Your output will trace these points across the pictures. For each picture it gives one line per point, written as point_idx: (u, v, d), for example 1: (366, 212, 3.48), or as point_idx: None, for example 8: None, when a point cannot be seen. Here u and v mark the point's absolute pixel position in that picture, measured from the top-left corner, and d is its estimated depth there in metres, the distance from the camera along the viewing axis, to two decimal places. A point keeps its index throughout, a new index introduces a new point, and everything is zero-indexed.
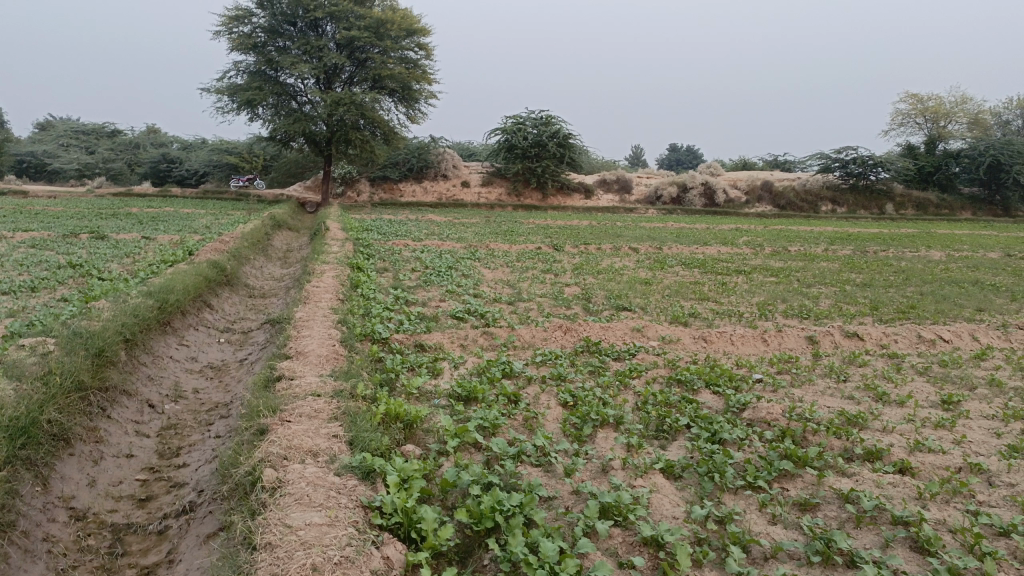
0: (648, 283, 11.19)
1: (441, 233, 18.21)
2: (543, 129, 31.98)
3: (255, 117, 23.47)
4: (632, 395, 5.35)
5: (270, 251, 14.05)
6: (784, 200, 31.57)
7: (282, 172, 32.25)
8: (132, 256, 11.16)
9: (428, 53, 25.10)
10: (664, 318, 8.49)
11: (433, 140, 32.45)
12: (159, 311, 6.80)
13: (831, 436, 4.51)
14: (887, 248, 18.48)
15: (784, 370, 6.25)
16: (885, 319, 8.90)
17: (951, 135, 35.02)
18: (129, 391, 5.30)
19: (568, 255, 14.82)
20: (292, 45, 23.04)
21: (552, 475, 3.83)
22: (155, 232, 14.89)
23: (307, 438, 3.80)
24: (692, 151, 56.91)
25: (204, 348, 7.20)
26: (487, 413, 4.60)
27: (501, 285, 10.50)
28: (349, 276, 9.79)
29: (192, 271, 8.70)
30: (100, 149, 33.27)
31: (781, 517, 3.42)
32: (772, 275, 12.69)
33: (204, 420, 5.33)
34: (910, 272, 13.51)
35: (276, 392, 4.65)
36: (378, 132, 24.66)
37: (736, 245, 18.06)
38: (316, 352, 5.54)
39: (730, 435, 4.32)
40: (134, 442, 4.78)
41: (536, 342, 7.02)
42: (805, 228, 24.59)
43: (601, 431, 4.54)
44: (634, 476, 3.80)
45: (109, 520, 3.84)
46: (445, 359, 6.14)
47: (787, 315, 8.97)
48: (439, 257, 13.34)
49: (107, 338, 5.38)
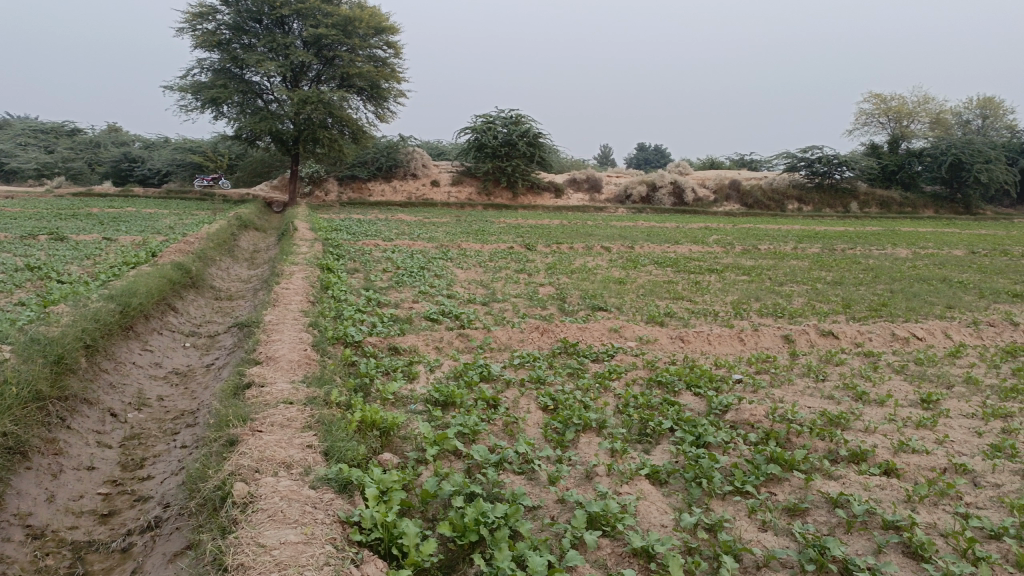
0: (622, 282, 11.13)
1: (411, 233, 18.02)
2: (512, 128, 31.86)
3: (219, 115, 23.01)
4: (613, 397, 5.26)
5: (237, 252, 13.73)
6: (751, 198, 31.87)
7: (248, 172, 31.70)
8: (93, 258, 10.80)
9: (396, 51, 24.84)
10: (640, 318, 8.41)
11: (402, 139, 32.16)
12: (122, 315, 6.55)
13: (816, 437, 4.46)
14: (854, 246, 18.70)
15: (763, 369, 6.20)
16: (859, 317, 8.94)
17: (913, 135, 35.63)
18: (90, 400, 5.08)
19: (540, 255, 14.72)
20: (257, 43, 22.61)
21: (536, 483, 3.70)
22: (117, 233, 14.49)
23: (279, 448, 3.63)
24: (660, 151, 57.26)
25: (168, 353, 6.97)
26: (466, 418, 4.47)
27: (475, 286, 10.37)
28: (319, 277, 9.56)
29: (156, 273, 8.44)
30: (58, 148, 32.42)
31: (771, 523, 3.33)
32: (744, 273, 12.74)
33: (169, 429, 5.12)
34: (879, 270, 13.66)
35: (245, 400, 4.46)
36: (347, 131, 24.35)
37: (707, 244, 18.13)
38: (287, 357, 5.35)
39: (714, 437, 4.24)
40: (96, 454, 4.57)
41: (513, 344, 6.90)
42: (773, 227, 24.81)
43: (584, 436, 4.43)
44: (620, 482, 3.70)
45: (69, 538, 3.63)
46: (420, 362, 5.99)
47: (762, 313, 8.96)
48: (410, 257, 13.16)
49: (66, 344, 5.15)
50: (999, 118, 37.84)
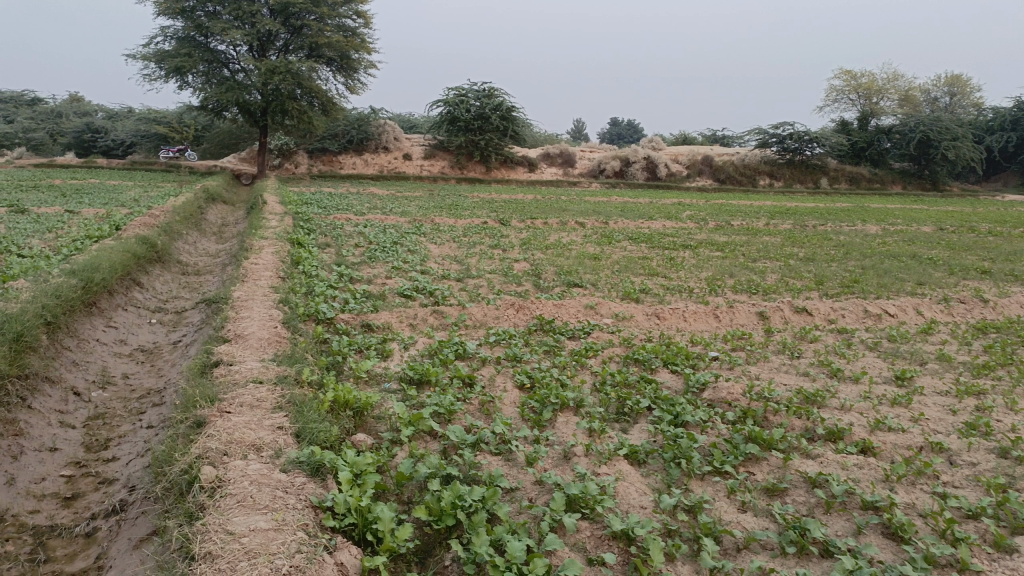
0: (597, 258, 11.08)
1: (383, 207, 17.77)
2: (485, 101, 31.52)
3: (184, 85, 22.43)
4: (589, 375, 5.21)
5: (204, 225, 13.43)
6: (723, 173, 31.99)
7: (215, 143, 31.05)
8: (54, 231, 10.48)
9: (367, 21, 24.35)
10: (616, 294, 8.36)
11: (374, 111, 31.67)
12: (84, 291, 6.33)
13: (794, 415, 4.46)
14: (825, 222, 18.84)
15: (739, 347, 6.19)
16: (832, 293, 8.99)
17: (883, 112, 35.93)
18: (51, 379, 4.89)
19: (514, 230, 14.61)
20: (223, 10, 22.00)
21: (513, 465, 3.64)
22: (79, 206, 14.08)
23: (248, 430, 3.51)
24: (633, 126, 57.20)
25: (134, 330, 6.77)
26: (442, 398, 4.38)
27: (449, 262, 10.24)
28: (289, 252, 9.37)
29: (119, 248, 8.19)
30: (18, 118, 31.42)
31: (751, 503, 3.31)
32: (718, 249, 12.76)
33: (135, 409, 4.95)
34: (850, 246, 13.76)
35: (214, 380, 4.33)
36: (316, 102, 23.88)
37: (680, 220, 18.14)
38: (257, 334, 5.21)
39: (692, 416, 4.21)
40: (58, 434, 4.39)
41: (488, 321, 6.82)
42: (746, 203, 24.92)
43: (562, 415, 4.37)
44: (598, 463, 3.65)
45: (30, 522, 3.47)
46: (394, 339, 5.89)
47: (736, 290, 8.96)
48: (383, 232, 12.98)
49: (26, 321, 4.95)
50: (966, 96, 38.29)
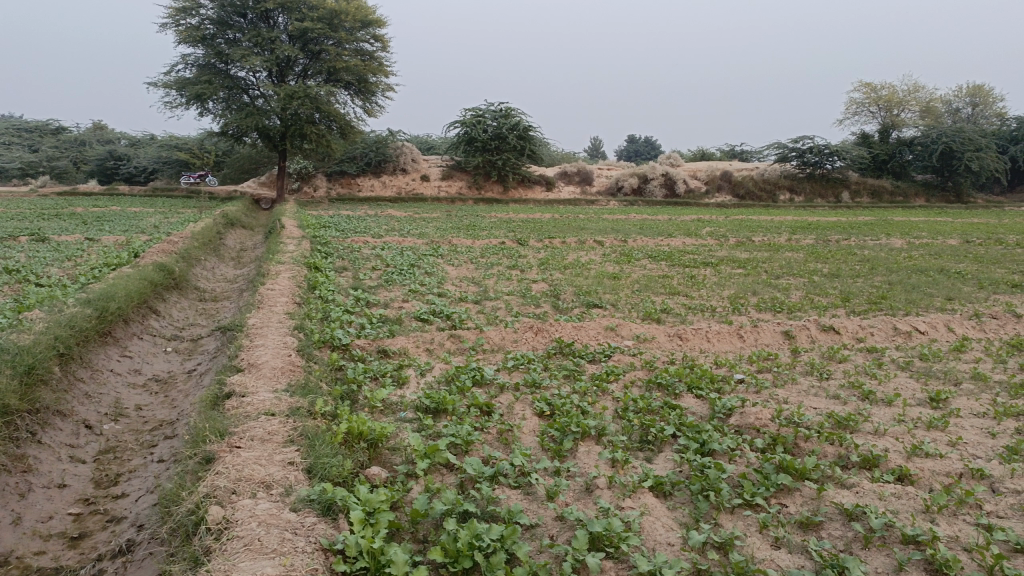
0: (616, 277, 10.92)
1: (401, 229, 17.75)
2: (502, 121, 31.57)
3: (205, 112, 22.67)
4: (611, 401, 5.05)
5: (223, 250, 13.46)
6: (743, 189, 31.73)
7: (235, 168, 31.35)
8: (74, 259, 10.53)
9: (384, 44, 24.52)
10: (636, 315, 8.20)
11: (391, 134, 31.85)
12: (99, 321, 6.29)
13: (826, 441, 4.27)
14: (849, 237, 18.56)
15: (765, 368, 6.01)
16: (859, 311, 8.76)
17: (904, 124, 35.56)
18: (63, 412, 4.83)
19: (533, 250, 14.51)
20: (242, 37, 22.25)
21: (533, 499, 3.49)
22: (100, 233, 14.17)
23: (258, 466, 3.40)
24: (650, 143, 57.15)
25: (149, 359, 6.71)
26: (459, 428, 4.24)
27: (467, 284, 10.13)
28: (306, 276, 9.31)
29: (136, 275, 8.17)
30: (43, 147, 31.93)
31: (785, 540, 3.13)
32: (740, 266, 12.57)
33: (147, 442, 4.87)
34: (875, 260, 13.51)
35: (225, 413, 4.23)
36: (335, 126, 24.03)
37: (701, 236, 17.95)
38: (270, 364, 5.11)
39: (720, 445, 4.03)
40: (68, 470, 4.31)
41: (506, 345, 6.68)
42: (766, 218, 24.68)
43: (583, 445, 4.21)
44: (621, 496, 3.49)
45: (35, 564, 3.36)
46: (411, 366, 5.77)
47: (760, 308, 8.76)
48: (400, 254, 12.92)
49: (38, 353, 4.90)
50: (988, 106, 37.80)
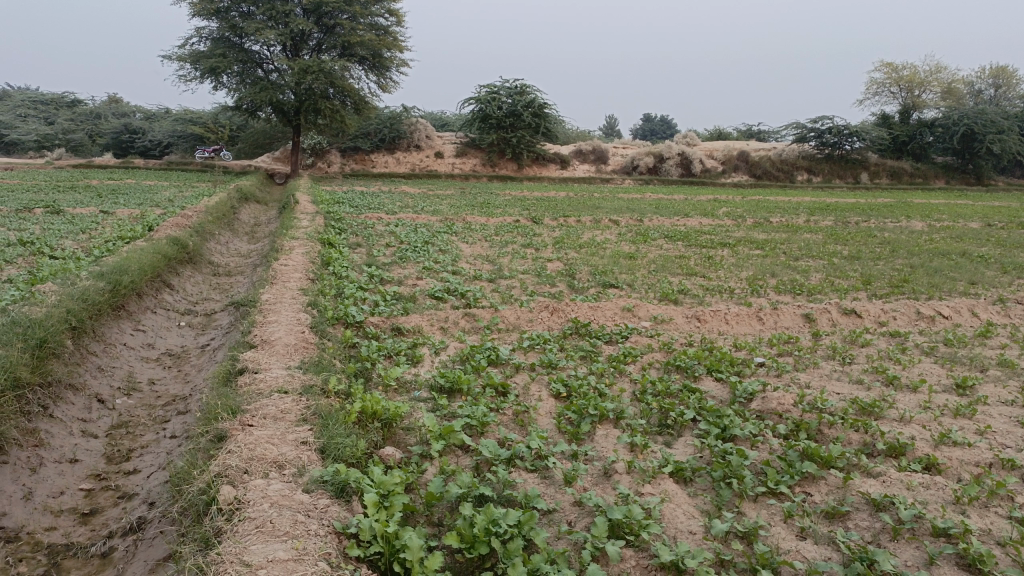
0: (632, 257, 10.79)
1: (415, 205, 17.65)
2: (517, 98, 31.24)
3: (219, 85, 22.55)
4: (629, 383, 4.96)
5: (237, 225, 13.42)
6: (760, 169, 31.38)
7: (250, 143, 31.28)
8: (88, 232, 10.50)
9: (399, 19, 24.26)
10: (653, 295, 8.08)
11: (405, 110, 31.63)
12: (112, 294, 6.24)
13: (850, 429, 4.17)
14: (868, 219, 18.27)
15: (786, 351, 5.89)
16: (881, 294, 8.60)
17: (925, 105, 34.96)
18: (75, 385, 4.78)
19: (548, 228, 14.37)
20: (257, 10, 22.04)
21: (550, 483, 3.40)
22: (115, 206, 14.15)
23: (270, 446, 3.33)
24: (666, 122, 56.56)
25: (162, 334, 6.67)
26: (474, 409, 4.17)
27: (481, 262, 10.03)
28: (319, 252, 9.23)
29: (150, 249, 8.11)
30: (59, 119, 31.98)
31: (811, 530, 3.05)
32: (757, 247, 12.39)
33: (159, 417, 4.82)
34: (896, 243, 13.28)
35: (237, 390, 4.16)
36: (349, 101, 23.86)
37: (717, 217, 17.73)
38: (283, 341, 5.04)
39: (742, 430, 3.93)
40: (80, 444, 4.26)
41: (522, 324, 6.59)
42: (783, 199, 24.36)
43: (601, 428, 4.11)
44: (641, 482, 3.40)
45: (46, 540, 3.33)
46: (425, 344, 5.69)
47: (780, 290, 8.61)
48: (414, 231, 12.82)
49: (50, 326, 4.84)
50: (1012, 87, 37.05)
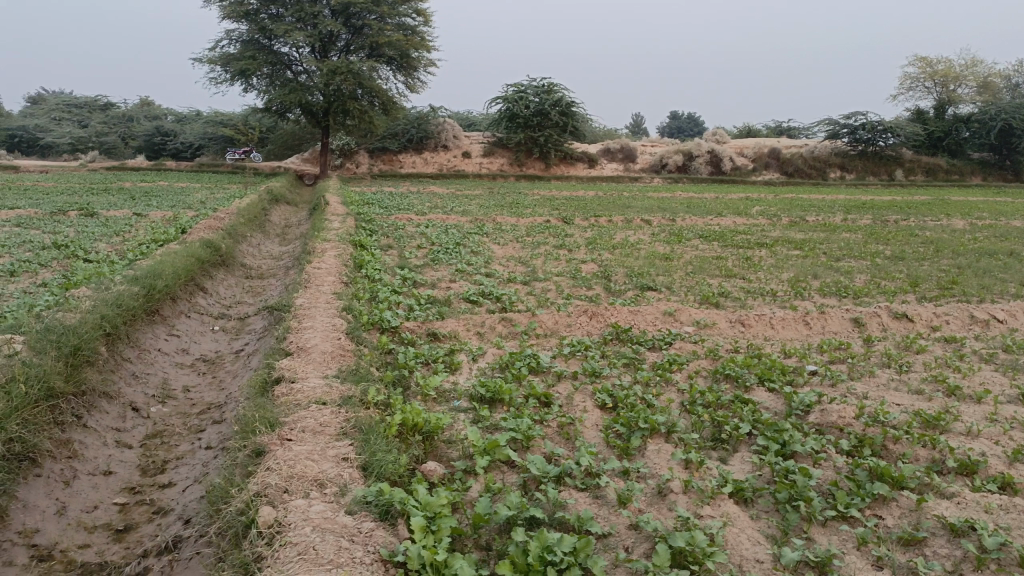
0: (668, 258, 10.55)
1: (444, 206, 17.54)
2: (545, 97, 31.01)
3: (249, 87, 22.65)
4: (676, 393, 4.76)
5: (268, 227, 13.41)
6: (791, 166, 30.89)
7: (279, 144, 31.46)
8: (121, 234, 10.53)
9: (427, 19, 24.20)
10: (693, 298, 7.85)
11: (433, 109, 31.58)
12: (146, 298, 6.17)
13: (917, 444, 3.94)
14: (907, 217, 17.82)
15: (838, 359, 5.65)
16: (930, 297, 8.28)
17: (961, 100, 34.13)
18: (109, 394, 4.70)
19: (579, 229, 14.17)
20: (286, 12, 22.11)
21: (603, 503, 3.23)
22: (148, 208, 14.23)
23: (311, 463, 3.19)
24: (694, 119, 56.01)
25: (196, 338, 6.60)
26: (518, 422, 3.99)
27: (514, 263, 9.86)
28: (351, 255, 9.13)
29: (183, 251, 8.06)
30: (92, 122, 32.44)
31: (888, 560, 2.84)
32: (796, 247, 12.08)
33: (194, 427, 4.72)
34: (939, 242, 12.88)
35: (274, 400, 4.03)
36: (377, 101, 23.84)
37: (751, 215, 17.41)
38: (320, 348, 4.91)
39: (803, 446, 3.73)
40: (114, 455, 4.17)
41: (560, 329, 6.41)
42: (817, 197, 23.89)
43: (652, 443, 3.90)
44: (700, 503, 3.21)
45: (80, 558, 3.22)
46: (462, 350, 5.53)
47: (824, 293, 8.33)
48: (445, 232, 12.70)
49: (84, 333, 4.77)
50: None
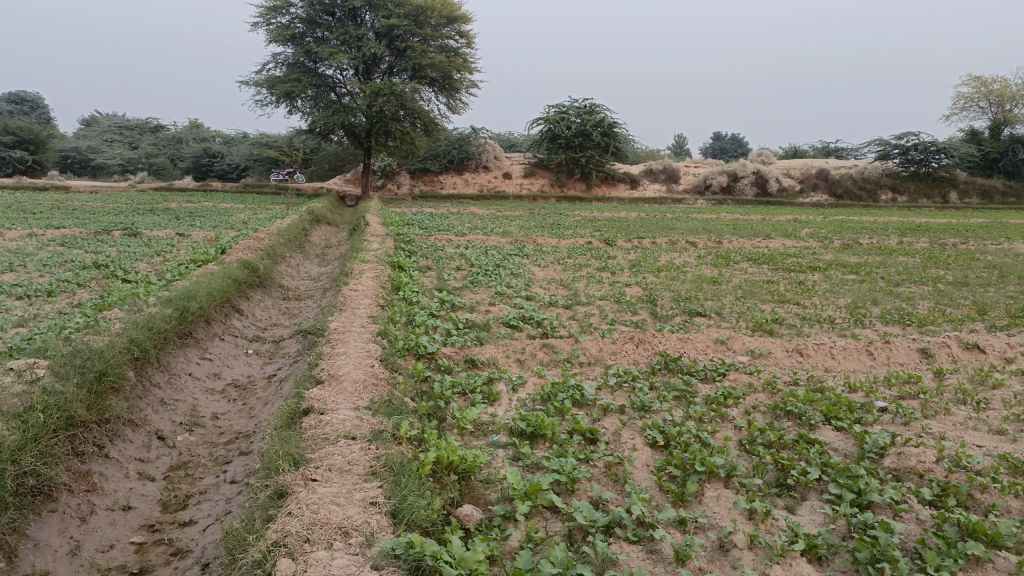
0: (716, 282, 10.12)
1: (485, 227, 17.38)
2: (587, 118, 30.74)
3: (293, 109, 22.86)
4: (733, 430, 4.38)
5: (308, 247, 13.35)
6: (840, 188, 30.07)
7: (322, 166, 31.78)
8: (163, 254, 10.52)
9: (469, 40, 24.21)
10: (745, 325, 7.46)
11: (474, 131, 31.60)
12: (179, 321, 6.01)
13: (1008, 494, 3.52)
14: (965, 240, 17.06)
15: (909, 395, 5.22)
16: (1001, 326, 7.75)
17: (1017, 120, 32.95)
18: (135, 421, 4.51)
19: (622, 251, 13.82)
20: (331, 35, 22.30)
21: (658, 560, 2.89)
22: (191, 228, 14.29)
23: (335, 508, 2.91)
24: (737, 141, 55.33)
25: (229, 362, 6.42)
26: (563, 461, 3.66)
27: (555, 286, 9.57)
28: (390, 276, 8.93)
29: (220, 272, 7.93)
30: (142, 144, 33.17)
31: None
32: (851, 271, 11.55)
33: (221, 458, 4.50)
34: (1003, 267, 12.21)
35: (302, 433, 3.78)
36: (419, 123, 23.88)
37: (801, 238, 16.84)
38: (352, 376, 4.65)
39: (881, 496, 3.35)
40: (135, 489, 3.95)
41: (605, 357, 6.06)
42: (869, 219, 23.12)
43: (710, 488, 3.54)
44: (769, 562, 2.86)
45: None
46: (501, 379, 5.23)
47: (886, 320, 7.86)
48: (485, 253, 12.47)
49: (111, 357, 4.59)
50: None
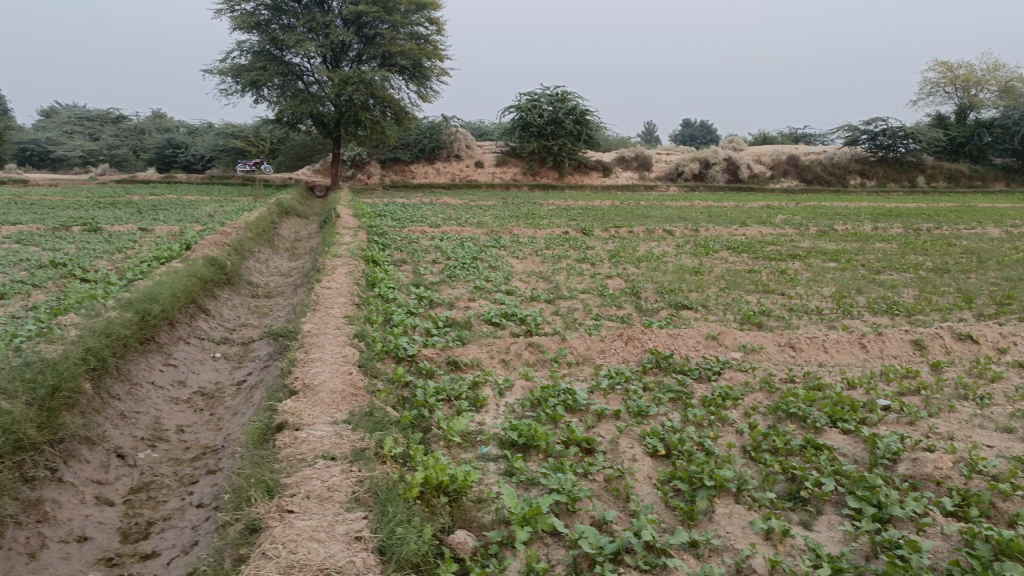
0: (698, 273, 9.91)
1: (459, 217, 17.06)
2: (559, 106, 30.43)
3: (260, 99, 22.23)
4: (735, 435, 4.15)
5: (278, 241, 12.92)
6: (810, 173, 30.17)
7: (291, 156, 31.12)
8: (124, 251, 10.04)
9: (439, 27, 23.73)
10: (733, 318, 7.24)
11: (445, 119, 31.14)
12: (140, 326, 5.63)
13: None
14: (938, 225, 17.06)
15: (910, 391, 5.04)
16: (988, 314, 7.64)
17: (982, 104, 33.23)
18: (92, 439, 4.15)
19: (600, 240, 13.58)
20: (297, 22, 21.70)
21: None
22: (154, 223, 13.75)
23: (315, 545, 2.62)
24: (706, 127, 55.65)
25: (195, 368, 6.05)
26: (561, 477, 3.38)
27: (535, 279, 9.29)
28: (364, 272, 8.58)
29: (185, 270, 7.53)
30: (103, 135, 32.19)
31: None
32: (831, 259, 11.41)
33: (187, 477, 4.17)
34: (980, 253, 12.16)
35: (276, 454, 3.46)
36: (389, 112, 23.37)
37: (777, 224, 16.75)
38: (329, 387, 4.32)
39: (903, 509, 3.13)
40: (92, 516, 3.61)
41: (593, 356, 5.80)
42: (841, 205, 23.16)
43: (720, 503, 3.30)
44: None
45: None
46: (487, 383, 4.95)
47: (874, 310, 7.69)
48: (461, 245, 12.14)
49: (65, 368, 4.21)
50: None
